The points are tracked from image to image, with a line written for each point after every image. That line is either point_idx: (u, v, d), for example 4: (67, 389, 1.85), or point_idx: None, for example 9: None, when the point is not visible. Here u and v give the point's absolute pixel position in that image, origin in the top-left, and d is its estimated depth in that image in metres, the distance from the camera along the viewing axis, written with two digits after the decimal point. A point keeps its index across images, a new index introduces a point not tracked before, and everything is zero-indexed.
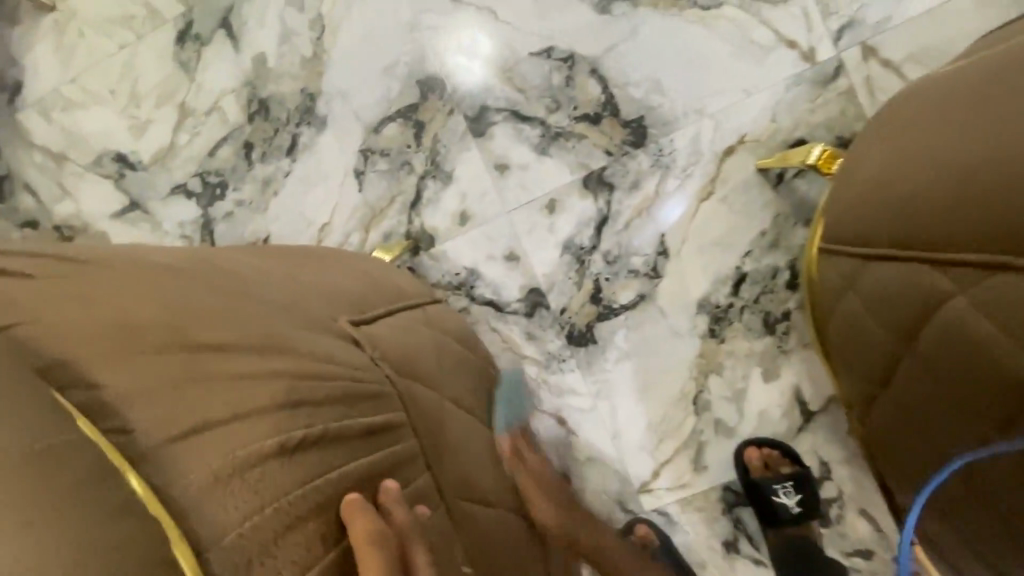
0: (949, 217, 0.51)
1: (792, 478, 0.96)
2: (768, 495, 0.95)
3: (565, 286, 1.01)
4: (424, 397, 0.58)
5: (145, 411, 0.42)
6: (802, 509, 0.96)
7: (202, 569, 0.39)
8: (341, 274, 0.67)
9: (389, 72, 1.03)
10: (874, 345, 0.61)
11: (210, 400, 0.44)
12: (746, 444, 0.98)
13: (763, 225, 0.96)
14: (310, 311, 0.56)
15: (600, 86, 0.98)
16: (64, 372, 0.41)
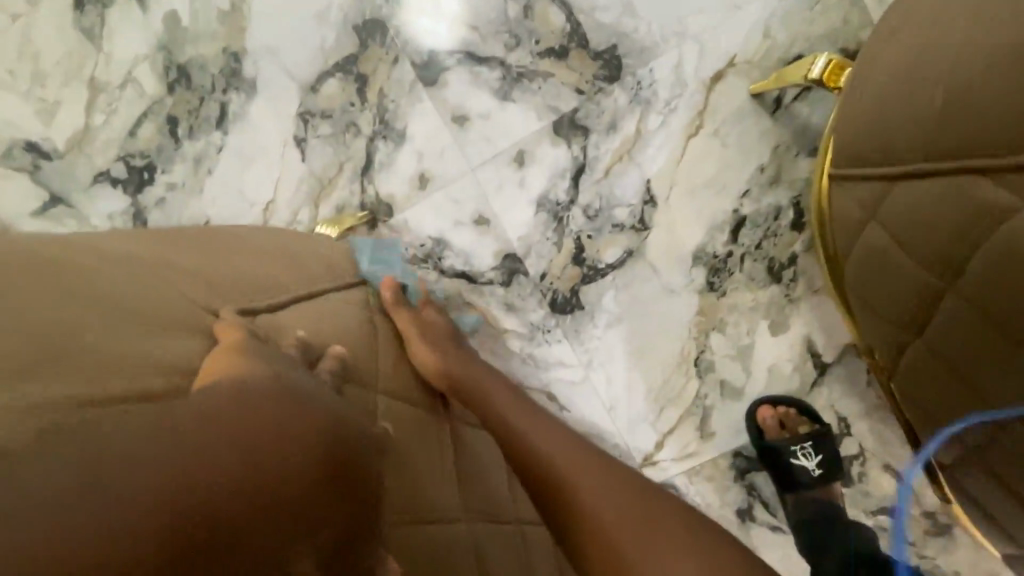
0: (1006, 110, 0.41)
1: (810, 437, 0.87)
2: (785, 458, 0.86)
3: (543, 249, 0.90)
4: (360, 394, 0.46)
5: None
6: (824, 471, 0.87)
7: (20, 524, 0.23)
8: (240, 255, 0.54)
9: (321, 19, 0.90)
10: (902, 284, 0.52)
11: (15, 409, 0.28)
12: (758, 404, 0.89)
13: (762, 159, 0.84)
14: (185, 308, 0.41)
15: (563, 13, 0.85)
16: None
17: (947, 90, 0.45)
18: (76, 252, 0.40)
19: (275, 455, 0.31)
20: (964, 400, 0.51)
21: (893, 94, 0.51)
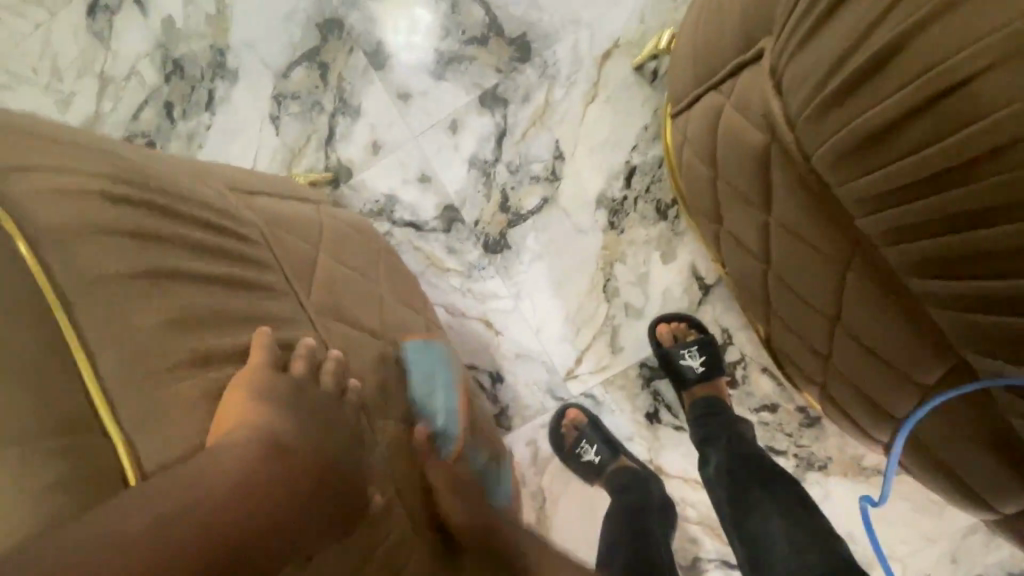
0: (709, 51, 0.61)
1: (695, 342, 1.06)
2: (676, 361, 1.05)
3: (476, 200, 1.10)
4: (298, 248, 0.63)
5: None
6: (706, 368, 1.06)
7: None
8: (218, 164, 0.71)
9: (290, 19, 1.10)
10: (703, 183, 0.71)
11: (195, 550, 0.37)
12: (657, 322, 1.08)
13: (645, 119, 1.05)
14: (197, 179, 0.60)
15: (482, 9, 1.06)
16: (79, 269, 0.46)
17: (700, 37, 0.65)
18: (140, 147, 0.60)
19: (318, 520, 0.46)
20: (748, 262, 0.70)
21: (686, 45, 0.71)
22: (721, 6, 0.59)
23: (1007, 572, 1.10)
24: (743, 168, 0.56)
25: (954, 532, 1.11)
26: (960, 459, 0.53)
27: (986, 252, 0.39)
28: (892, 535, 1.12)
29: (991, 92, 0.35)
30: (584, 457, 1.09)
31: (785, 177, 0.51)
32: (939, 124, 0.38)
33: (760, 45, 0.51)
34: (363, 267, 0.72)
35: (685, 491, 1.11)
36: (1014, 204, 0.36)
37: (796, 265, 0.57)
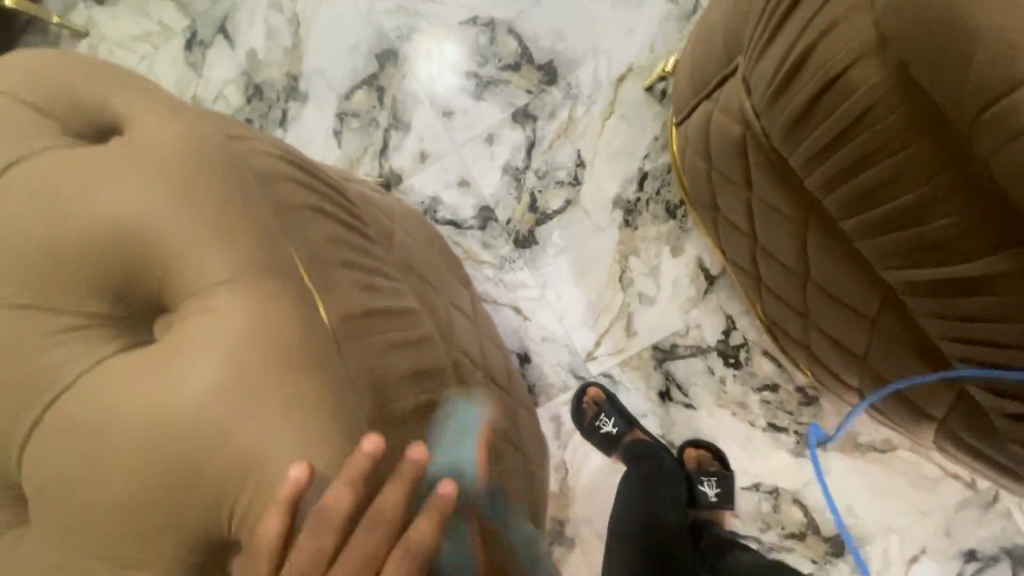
0: (702, 69, 0.77)
1: (716, 475, 1.20)
2: (694, 487, 1.19)
3: (508, 202, 1.26)
4: (377, 218, 0.79)
5: None
6: (719, 500, 1.20)
7: None
8: None
9: (354, 50, 1.30)
10: (701, 176, 0.87)
11: None
12: (685, 446, 1.23)
13: (655, 132, 1.22)
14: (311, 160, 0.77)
15: (516, 40, 1.25)
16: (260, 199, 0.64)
17: (695, 58, 0.81)
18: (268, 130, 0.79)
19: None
20: (740, 239, 0.85)
21: (686, 65, 0.87)
22: (711, 34, 0.75)
23: (999, 545, 1.18)
24: (729, 157, 0.72)
25: (947, 507, 1.19)
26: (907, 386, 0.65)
27: (873, 194, 0.53)
28: (890, 510, 1.21)
29: (850, 82, 0.50)
30: (602, 429, 1.21)
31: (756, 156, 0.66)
32: (821, 108, 0.54)
33: (736, 62, 0.67)
34: (422, 242, 0.89)
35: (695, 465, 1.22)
36: (874, 154, 0.51)
37: (772, 232, 0.71)
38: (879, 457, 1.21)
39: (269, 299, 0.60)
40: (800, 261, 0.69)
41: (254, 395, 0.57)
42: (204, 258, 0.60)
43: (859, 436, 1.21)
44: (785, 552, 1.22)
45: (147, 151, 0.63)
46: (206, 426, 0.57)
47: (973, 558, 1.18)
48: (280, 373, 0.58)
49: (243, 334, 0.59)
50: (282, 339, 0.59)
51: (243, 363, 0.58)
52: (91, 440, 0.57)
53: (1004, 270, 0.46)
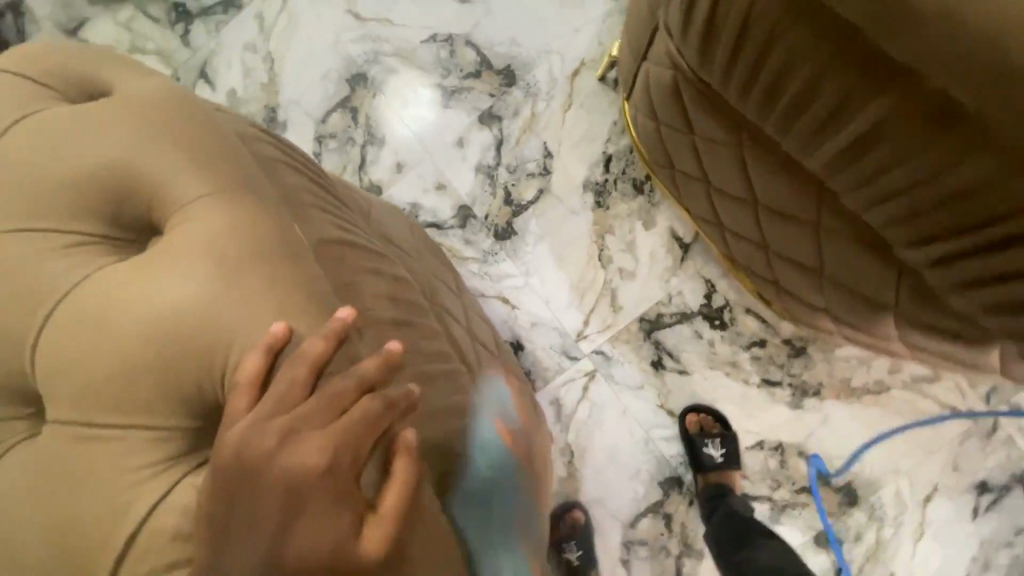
0: (636, 34, 0.85)
1: (719, 435, 1.21)
2: (699, 448, 1.20)
3: (484, 199, 1.33)
4: (351, 199, 0.85)
5: (223, 484, 0.54)
6: (725, 459, 1.21)
7: (290, 487, 0.53)
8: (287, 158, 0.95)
9: (326, 77, 1.38)
10: (652, 136, 0.93)
11: (248, 481, 0.54)
12: (687, 411, 1.25)
13: (613, 117, 1.30)
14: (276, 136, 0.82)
15: (474, 50, 1.34)
16: (236, 151, 0.71)
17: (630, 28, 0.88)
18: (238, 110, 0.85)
19: (327, 426, 0.56)
20: (696, 187, 0.90)
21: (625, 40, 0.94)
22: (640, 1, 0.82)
23: (1006, 471, 1.18)
24: (668, 105, 0.78)
25: (951, 441, 1.20)
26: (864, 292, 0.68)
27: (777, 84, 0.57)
28: (895, 451, 1.21)
29: None
30: (567, 555, 1.26)
31: (686, 86, 0.71)
32: (720, 18, 0.58)
33: (659, 17, 0.74)
34: (402, 227, 0.94)
35: (697, 430, 1.23)
36: (766, 45, 0.55)
37: (718, 165, 0.77)
38: (876, 399, 1.22)
39: (245, 213, 0.66)
40: (748, 185, 0.73)
41: (241, 299, 0.63)
42: (184, 187, 0.66)
43: (853, 380, 1.22)
44: (800, 508, 1.22)
45: (129, 106, 0.69)
46: (195, 328, 0.62)
47: (985, 490, 1.19)
48: (258, 263, 0.64)
49: (224, 249, 0.64)
50: (257, 239, 0.65)
51: (228, 256, 0.64)
52: (95, 342, 0.62)
53: (887, 115, 0.49)
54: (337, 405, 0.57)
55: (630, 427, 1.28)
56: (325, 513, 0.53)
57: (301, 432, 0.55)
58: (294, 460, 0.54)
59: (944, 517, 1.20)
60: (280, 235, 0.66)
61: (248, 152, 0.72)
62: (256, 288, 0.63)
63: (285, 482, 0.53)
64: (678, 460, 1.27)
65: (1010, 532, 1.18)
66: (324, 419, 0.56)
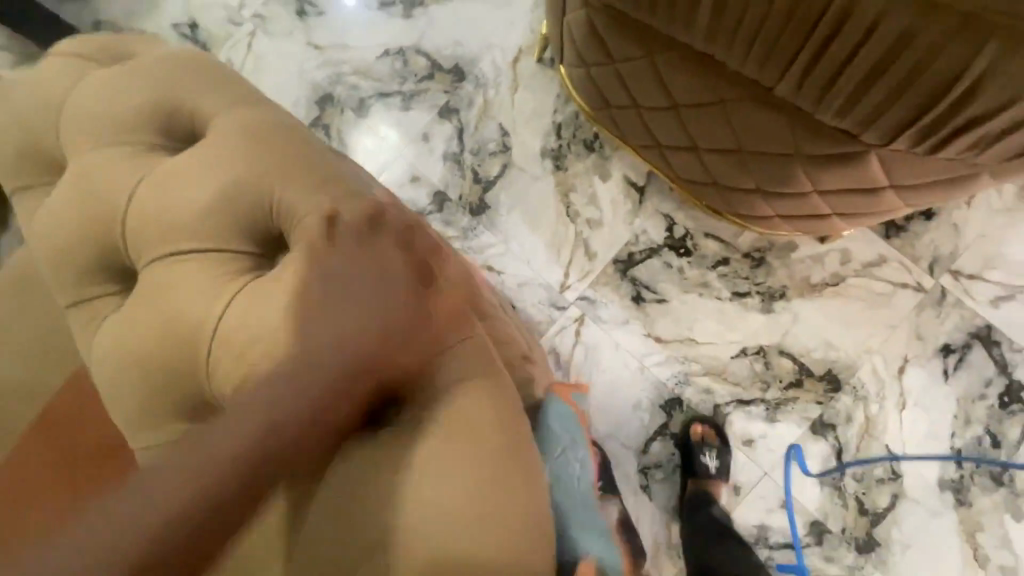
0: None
1: (716, 447, 1.30)
2: (697, 456, 1.29)
3: (456, 182, 1.47)
4: None
5: (295, 251, 0.69)
6: (718, 470, 1.29)
7: (353, 236, 0.70)
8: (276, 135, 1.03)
9: (297, 103, 1.53)
10: (587, 84, 1.08)
11: (315, 241, 0.69)
12: (692, 420, 1.33)
13: (555, 91, 1.46)
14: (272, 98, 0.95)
15: (424, 57, 1.51)
16: (242, 83, 0.83)
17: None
18: None
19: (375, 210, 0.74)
20: (630, 117, 1.05)
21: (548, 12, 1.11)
22: None
23: (962, 331, 1.31)
24: (588, 43, 0.94)
25: (909, 314, 1.33)
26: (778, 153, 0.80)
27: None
28: (863, 334, 1.33)
29: None
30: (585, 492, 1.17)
31: (595, 16, 0.86)
32: None
33: None
34: None
35: (699, 438, 1.31)
36: None
37: (638, 81, 0.91)
38: (835, 291, 1.35)
39: (262, 119, 0.78)
40: (665, 90, 0.88)
41: (273, 172, 0.73)
42: (209, 108, 0.78)
43: (812, 278, 1.35)
44: (791, 403, 1.33)
45: (144, 61, 0.80)
46: (238, 197, 0.71)
47: (950, 351, 1.31)
48: (283, 146, 0.75)
49: (252, 138, 0.75)
50: (277, 134, 0.77)
51: (255, 136, 0.75)
52: (151, 228, 0.71)
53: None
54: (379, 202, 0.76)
55: (625, 360, 1.38)
56: (379, 257, 0.70)
57: (356, 203, 0.73)
58: (352, 218, 0.71)
59: (921, 384, 1.31)
60: (293, 129, 0.78)
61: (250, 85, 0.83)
62: (285, 161, 0.74)
63: (350, 231, 0.70)
64: (674, 382, 1.37)
65: (980, 385, 1.30)
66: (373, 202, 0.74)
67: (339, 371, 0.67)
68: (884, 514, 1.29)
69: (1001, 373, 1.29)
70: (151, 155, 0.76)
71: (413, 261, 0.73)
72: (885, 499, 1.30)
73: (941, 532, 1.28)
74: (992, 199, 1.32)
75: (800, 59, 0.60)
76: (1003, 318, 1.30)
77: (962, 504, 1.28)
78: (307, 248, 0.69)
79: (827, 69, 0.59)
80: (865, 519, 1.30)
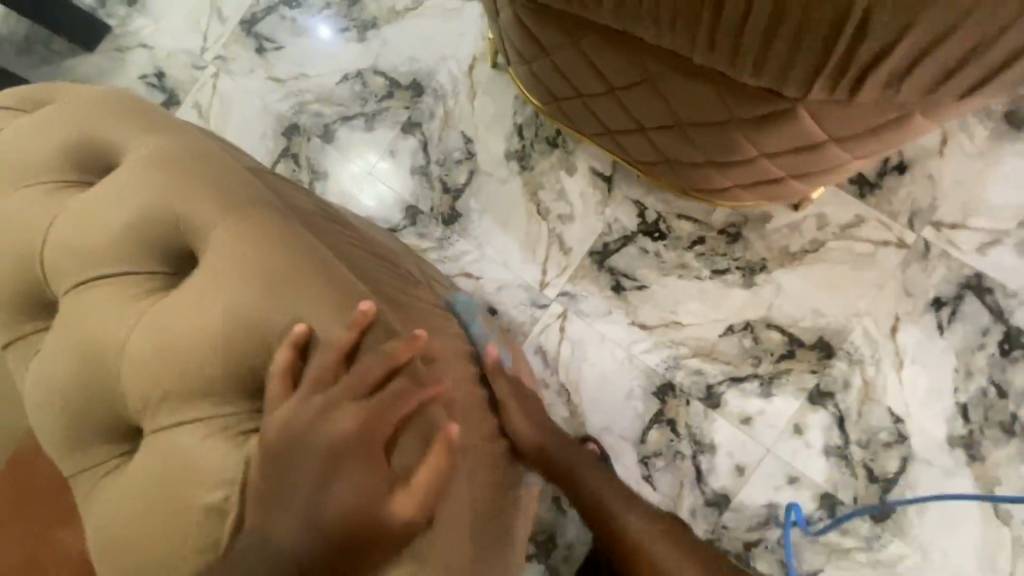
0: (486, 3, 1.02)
1: None
2: None
3: (426, 194, 1.48)
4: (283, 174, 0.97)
5: (204, 280, 0.70)
6: None
7: (256, 259, 0.71)
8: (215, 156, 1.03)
9: (264, 137, 1.56)
10: (533, 83, 1.10)
11: (220, 269, 0.70)
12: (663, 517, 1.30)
13: (513, 93, 1.48)
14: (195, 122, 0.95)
15: (383, 77, 1.54)
16: (156, 115, 0.83)
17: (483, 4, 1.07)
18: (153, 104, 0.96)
19: (281, 229, 0.74)
20: (578, 108, 1.05)
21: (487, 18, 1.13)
22: None
23: (952, 283, 1.28)
24: (523, 40, 0.95)
25: (895, 270, 1.30)
26: (719, 121, 0.80)
27: None
28: (850, 296, 1.31)
29: None
30: None
31: (521, 13, 0.87)
32: None
33: None
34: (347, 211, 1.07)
35: None
36: None
37: (574, 71, 0.92)
38: (816, 256, 1.33)
39: (174, 149, 0.78)
40: (601, 76, 0.89)
41: (181, 201, 0.73)
42: (122, 144, 0.79)
43: (791, 247, 1.34)
44: (785, 375, 1.31)
45: (60, 104, 0.82)
46: (148, 231, 0.72)
47: (942, 305, 1.28)
48: (191, 172, 0.75)
49: (160, 170, 0.75)
50: (187, 160, 0.77)
51: (164, 165, 0.76)
52: (69, 261, 0.73)
53: None
54: (290, 221, 0.76)
55: (613, 350, 1.37)
56: (296, 274, 0.70)
57: (264, 225, 0.73)
58: (257, 242, 0.72)
59: (916, 340, 1.28)
60: (220, 158, 0.79)
61: (162, 116, 0.84)
62: (192, 188, 0.74)
63: (253, 254, 0.71)
64: (664, 367, 1.35)
65: (978, 335, 1.26)
66: (283, 224, 0.75)
67: (253, 387, 0.70)
68: (895, 479, 1.25)
69: (998, 321, 1.26)
70: (65, 190, 0.78)
71: (330, 285, 0.71)
72: (895, 463, 1.26)
73: (957, 492, 1.24)
74: (963, 145, 1.30)
75: (702, 27, 0.61)
76: (991, 264, 1.27)
77: (976, 460, 1.24)
78: (216, 278, 0.70)
79: (729, 31, 0.60)
80: (876, 486, 1.26)
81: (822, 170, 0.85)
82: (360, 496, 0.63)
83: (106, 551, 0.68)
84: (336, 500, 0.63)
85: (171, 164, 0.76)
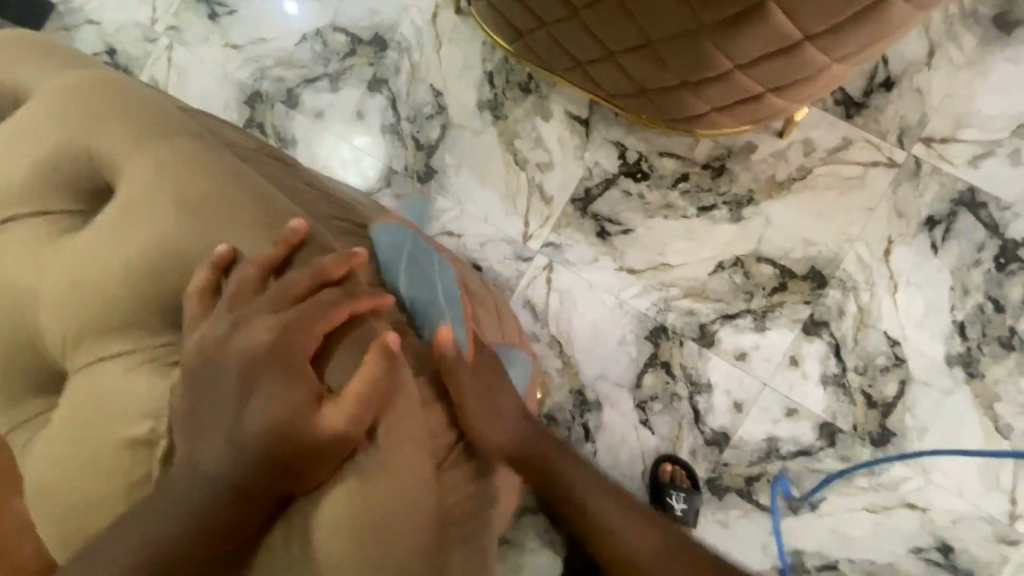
0: None
1: (686, 491, 1.25)
2: (664, 498, 1.24)
3: (398, 153, 1.43)
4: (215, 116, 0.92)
5: (121, 221, 0.67)
6: (683, 514, 1.24)
7: (175, 196, 0.67)
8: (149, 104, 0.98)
9: (227, 108, 1.50)
10: (495, 19, 1.04)
11: (136, 209, 0.67)
12: (662, 458, 1.30)
13: (480, 39, 1.41)
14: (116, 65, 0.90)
15: (343, 33, 1.47)
16: (65, 55, 0.78)
17: None
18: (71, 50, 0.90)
19: (202, 166, 0.70)
20: (544, 43, 1.00)
21: None
22: None
23: (944, 201, 1.24)
24: None
25: (886, 192, 1.26)
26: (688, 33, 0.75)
27: None
28: (841, 223, 1.27)
29: None
30: None
31: None
32: None
33: None
34: None
35: (669, 479, 1.27)
36: None
37: None
38: (804, 184, 1.28)
39: (81, 88, 0.73)
40: None
41: (91, 142, 0.70)
42: (27, 88, 0.75)
43: (778, 176, 1.29)
44: (778, 308, 1.28)
45: None
46: (59, 174, 0.69)
47: (935, 223, 1.24)
48: (100, 111, 0.71)
49: (67, 111, 0.71)
50: (96, 99, 0.72)
51: (71, 105, 0.71)
52: None
53: None
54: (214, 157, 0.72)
55: (602, 297, 1.34)
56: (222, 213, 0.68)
57: (184, 162, 0.70)
58: (177, 180, 0.68)
59: (910, 262, 1.25)
60: (132, 95, 0.74)
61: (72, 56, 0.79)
62: (103, 127, 0.70)
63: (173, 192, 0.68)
64: (655, 311, 1.32)
65: (974, 251, 1.23)
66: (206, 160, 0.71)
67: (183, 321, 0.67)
68: (894, 403, 1.24)
69: (993, 235, 1.23)
70: None
71: (259, 221, 0.68)
72: (893, 387, 1.25)
73: (956, 410, 1.23)
74: (951, 56, 1.24)
75: None
76: (984, 177, 1.23)
77: (975, 378, 1.23)
78: (134, 217, 0.67)
79: None
80: (875, 412, 1.25)
81: (800, 78, 0.81)
82: (287, 409, 0.58)
83: (46, 506, 0.65)
84: (260, 416, 0.58)
85: (80, 105, 0.72)
